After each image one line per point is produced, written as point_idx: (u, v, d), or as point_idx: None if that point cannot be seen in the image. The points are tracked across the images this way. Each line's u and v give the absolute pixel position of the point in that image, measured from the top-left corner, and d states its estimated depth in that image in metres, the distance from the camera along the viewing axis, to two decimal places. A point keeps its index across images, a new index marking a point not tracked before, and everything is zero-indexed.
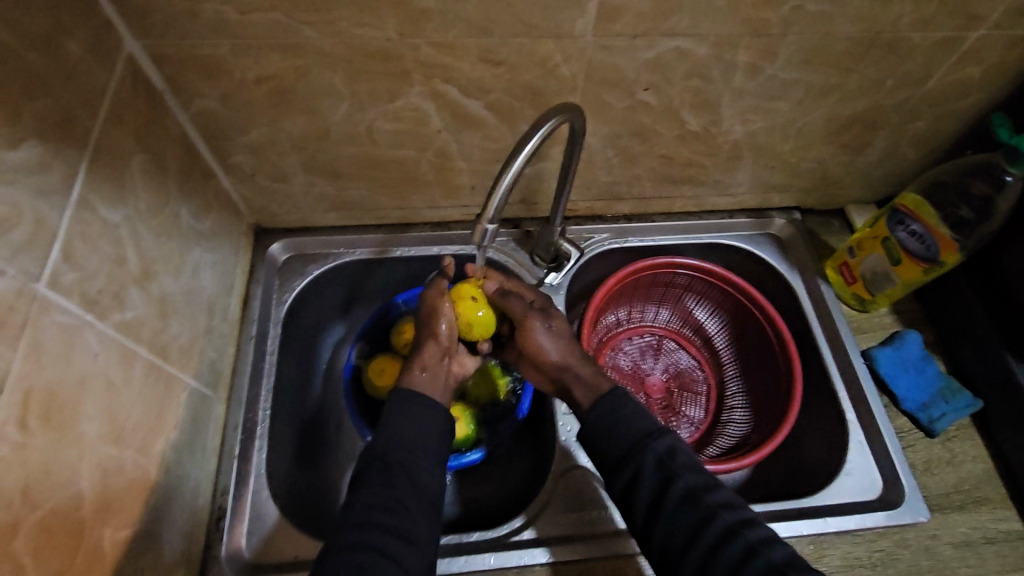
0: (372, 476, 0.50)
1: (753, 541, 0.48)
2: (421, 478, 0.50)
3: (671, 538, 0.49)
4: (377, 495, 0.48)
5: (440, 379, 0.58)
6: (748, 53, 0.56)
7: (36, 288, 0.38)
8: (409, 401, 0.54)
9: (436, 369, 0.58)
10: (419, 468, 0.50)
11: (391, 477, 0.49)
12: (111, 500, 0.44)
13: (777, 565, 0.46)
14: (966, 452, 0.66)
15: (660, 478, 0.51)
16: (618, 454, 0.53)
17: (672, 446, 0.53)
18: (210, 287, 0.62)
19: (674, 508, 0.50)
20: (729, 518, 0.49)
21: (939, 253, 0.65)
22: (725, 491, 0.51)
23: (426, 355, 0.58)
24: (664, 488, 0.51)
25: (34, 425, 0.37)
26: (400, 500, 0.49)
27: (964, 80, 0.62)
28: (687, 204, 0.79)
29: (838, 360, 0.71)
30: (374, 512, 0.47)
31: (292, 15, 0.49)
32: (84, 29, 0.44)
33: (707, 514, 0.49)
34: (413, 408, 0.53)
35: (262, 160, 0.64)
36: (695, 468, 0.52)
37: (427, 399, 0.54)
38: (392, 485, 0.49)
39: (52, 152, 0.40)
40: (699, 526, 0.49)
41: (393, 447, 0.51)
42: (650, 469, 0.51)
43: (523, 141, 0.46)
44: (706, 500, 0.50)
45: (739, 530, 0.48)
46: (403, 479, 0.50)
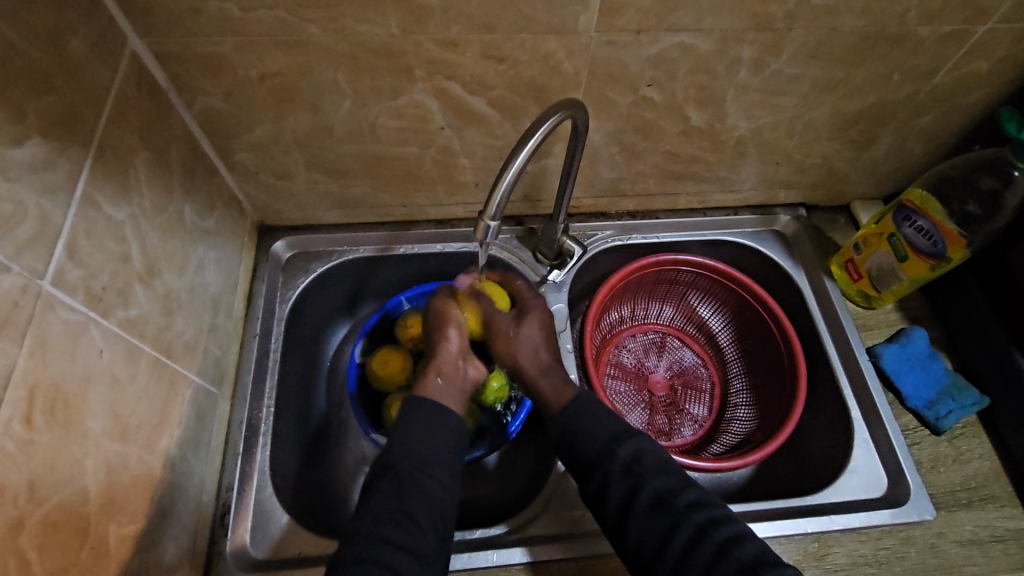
0: (382, 488, 0.49)
1: (721, 540, 0.48)
2: (431, 491, 0.50)
3: (641, 543, 0.49)
4: (386, 508, 0.48)
5: (457, 387, 0.58)
6: (753, 48, 0.56)
7: (41, 285, 0.38)
8: (423, 412, 0.53)
9: (451, 375, 0.58)
10: (430, 480, 0.50)
11: (400, 489, 0.49)
12: (117, 496, 0.44)
13: (747, 566, 0.46)
14: (971, 450, 0.65)
15: (628, 482, 0.51)
16: (585, 465, 0.53)
17: (637, 450, 0.53)
18: (213, 284, 0.62)
19: (644, 513, 0.50)
20: (698, 519, 0.49)
21: (946, 249, 0.64)
22: (693, 492, 0.51)
23: (441, 360, 0.58)
24: (632, 494, 0.51)
25: (39, 421, 0.37)
26: (409, 513, 0.48)
27: (971, 75, 0.62)
28: (691, 200, 0.78)
29: (843, 357, 0.71)
30: (382, 525, 0.47)
31: (295, 12, 0.49)
32: (87, 27, 0.44)
33: (676, 517, 0.49)
34: (424, 419, 0.53)
35: (266, 158, 0.64)
36: (663, 471, 0.52)
37: (438, 410, 0.54)
38: (402, 498, 0.49)
39: (56, 149, 0.40)
40: (669, 529, 0.49)
41: (404, 459, 0.50)
42: (615, 476, 0.52)
43: (526, 137, 0.46)
44: (675, 502, 0.50)
45: (706, 531, 0.48)
46: (413, 492, 0.49)
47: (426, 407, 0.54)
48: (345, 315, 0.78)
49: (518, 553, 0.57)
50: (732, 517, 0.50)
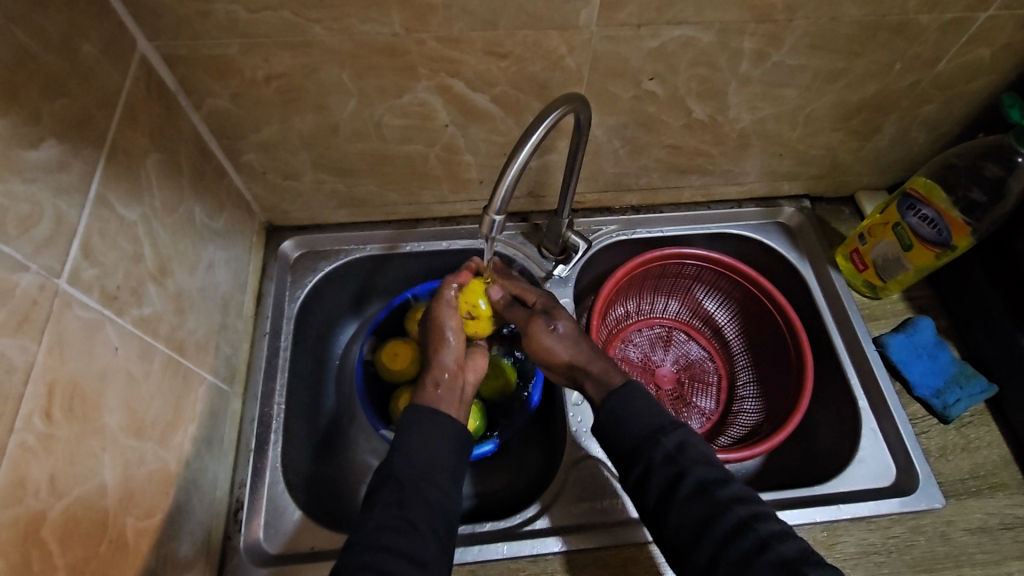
0: (383, 497, 0.49)
1: (763, 534, 0.47)
2: (433, 499, 0.50)
3: (682, 530, 0.50)
4: (388, 516, 0.48)
5: (456, 395, 0.58)
6: (754, 39, 0.56)
7: (58, 284, 0.39)
8: (423, 420, 0.53)
9: (450, 384, 0.58)
10: (431, 489, 0.50)
11: (403, 498, 0.49)
12: (134, 491, 0.45)
13: (787, 559, 0.46)
14: (980, 438, 0.65)
15: (671, 470, 0.51)
16: (629, 452, 0.54)
17: (682, 440, 0.53)
18: (224, 283, 0.63)
19: (685, 502, 0.50)
20: (740, 511, 0.49)
21: (950, 237, 0.64)
22: (736, 484, 0.51)
23: (439, 370, 0.58)
24: (674, 481, 0.51)
25: (59, 417, 0.38)
26: (412, 521, 0.48)
27: (974, 62, 0.62)
28: (695, 194, 0.78)
29: (849, 347, 0.71)
30: (385, 533, 0.47)
31: (301, 13, 0.49)
32: (98, 32, 0.45)
33: (718, 507, 0.49)
34: (424, 427, 0.53)
35: (273, 158, 0.65)
36: (707, 462, 0.52)
37: (437, 416, 0.54)
38: (405, 506, 0.49)
39: (70, 151, 0.41)
40: (710, 518, 0.49)
41: (406, 467, 0.50)
42: (660, 464, 0.52)
43: (529, 132, 0.46)
44: (717, 494, 0.50)
45: (749, 524, 0.48)
46: (415, 500, 0.49)
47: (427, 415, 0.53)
48: (353, 314, 0.78)
49: (528, 545, 0.58)
50: (771, 512, 0.50)
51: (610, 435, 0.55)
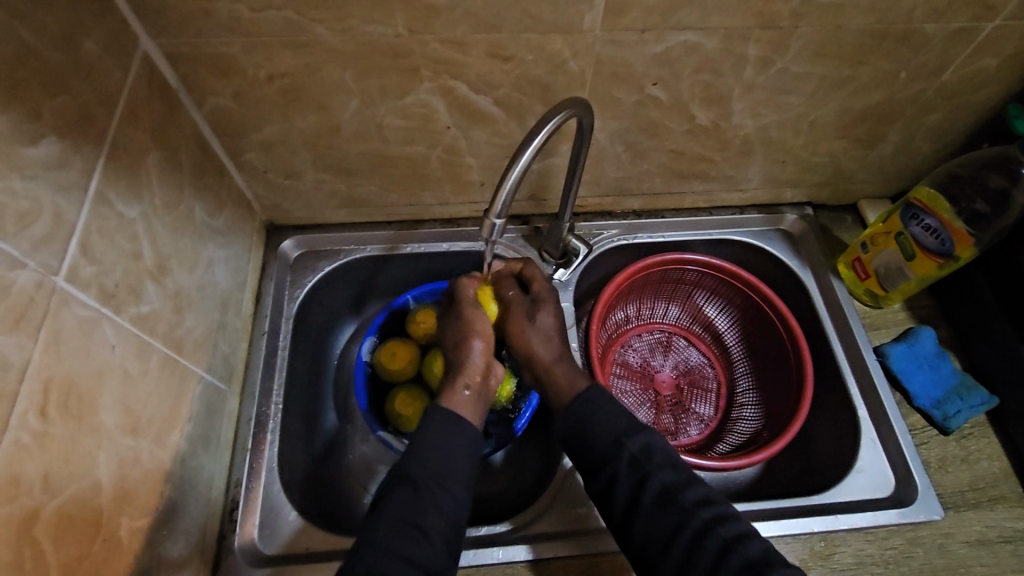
0: (395, 498, 0.49)
1: (727, 538, 0.48)
2: (445, 505, 0.50)
3: (648, 540, 0.50)
4: (397, 519, 0.48)
5: (481, 399, 0.58)
6: (758, 46, 0.56)
7: (55, 281, 0.39)
8: (444, 422, 0.53)
9: (477, 388, 0.58)
10: (443, 494, 0.50)
11: (415, 501, 0.49)
12: (128, 489, 0.45)
13: (752, 562, 0.46)
14: (980, 450, 0.65)
15: (636, 476, 0.51)
16: (593, 463, 0.54)
17: (646, 445, 0.53)
18: (223, 282, 0.63)
19: (651, 508, 0.50)
20: (704, 515, 0.49)
21: (953, 247, 0.64)
22: (700, 488, 0.51)
23: (469, 372, 0.58)
24: (640, 488, 0.51)
25: (54, 414, 0.38)
26: (422, 526, 0.48)
27: (979, 72, 0.61)
28: (697, 200, 0.78)
29: (849, 356, 0.71)
30: (394, 537, 0.47)
31: (304, 13, 0.49)
32: (101, 29, 0.45)
33: (683, 513, 0.49)
34: (444, 429, 0.53)
35: (275, 157, 0.65)
36: (671, 466, 0.52)
37: (459, 422, 0.54)
38: (416, 510, 0.48)
39: (70, 148, 0.41)
40: (676, 525, 0.49)
41: (422, 471, 0.50)
42: (624, 472, 0.52)
43: (530, 136, 0.46)
44: (682, 499, 0.50)
45: (712, 527, 0.48)
46: (427, 504, 0.49)
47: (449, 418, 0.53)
48: (352, 314, 0.78)
49: (522, 551, 0.58)
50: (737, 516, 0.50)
51: (591, 432, 0.54)
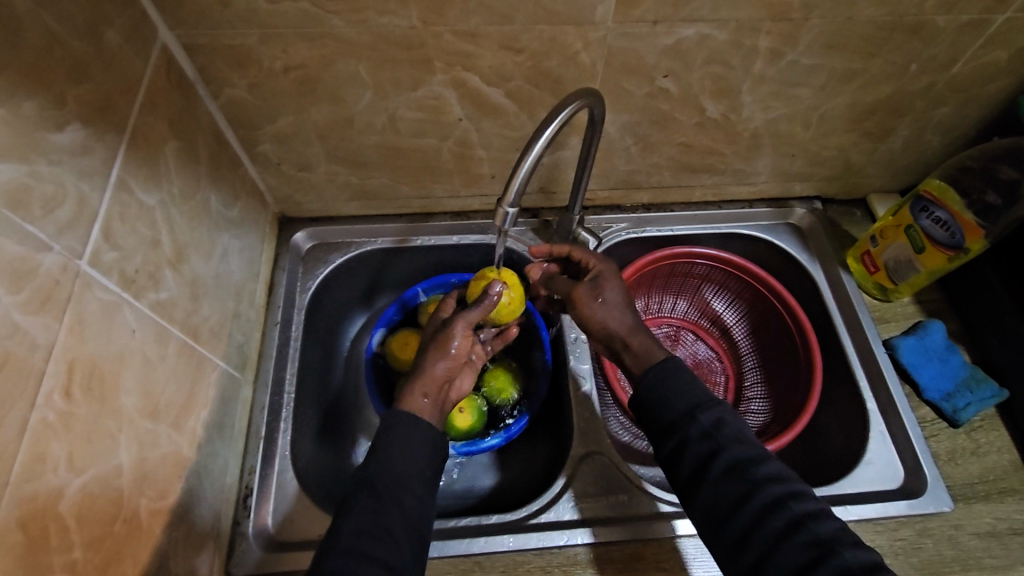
0: (360, 502, 0.47)
1: (796, 514, 0.46)
2: (410, 505, 0.48)
3: (713, 508, 0.49)
4: (366, 522, 0.46)
5: (442, 408, 0.54)
6: (769, 38, 0.57)
7: (79, 265, 0.40)
8: (399, 426, 0.51)
9: (438, 396, 0.54)
10: (409, 495, 0.48)
11: (380, 504, 0.47)
12: (148, 472, 0.45)
13: (819, 538, 0.44)
14: (990, 443, 0.65)
15: (706, 447, 0.50)
16: (661, 430, 0.53)
17: (718, 419, 0.51)
18: (237, 272, 0.63)
19: (718, 478, 0.49)
20: (775, 490, 0.47)
21: (963, 239, 0.64)
22: (774, 464, 0.49)
23: (429, 379, 0.54)
24: (709, 457, 0.49)
25: (78, 395, 0.38)
26: (387, 528, 0.46)
27: (990, 65, 0.62)
28: (706, 193, 0.79)
29: (859, 349, 0.71)
30: (361, 540, 0.45)
31: (320, 4, 0.50)
32: (122, 20, 0.46)
33: (752, 486, 0.48)
34: (407, 432, 0.51)
35: (288, 149, 0.65)
36: (743, 441, 0.50)
37: (422, 425, 0.51)
38: (381, 513, 0.46)
39: (93, 135, 0.42)
40: (742, 498, 0.47)
41: (384, 474, 0.48)
42: (696, 443, 0.50)
43: (543, 126, 0.47)
44: (753, 474, 0.48)
45: (780, 503, 0.46)
46: (392, 507, 0.47)
47: (406, 422, 0.50)
48: (363, 306, 0.79)
49: (534, 538, 0.58)
50: (812, 494, 0.48)
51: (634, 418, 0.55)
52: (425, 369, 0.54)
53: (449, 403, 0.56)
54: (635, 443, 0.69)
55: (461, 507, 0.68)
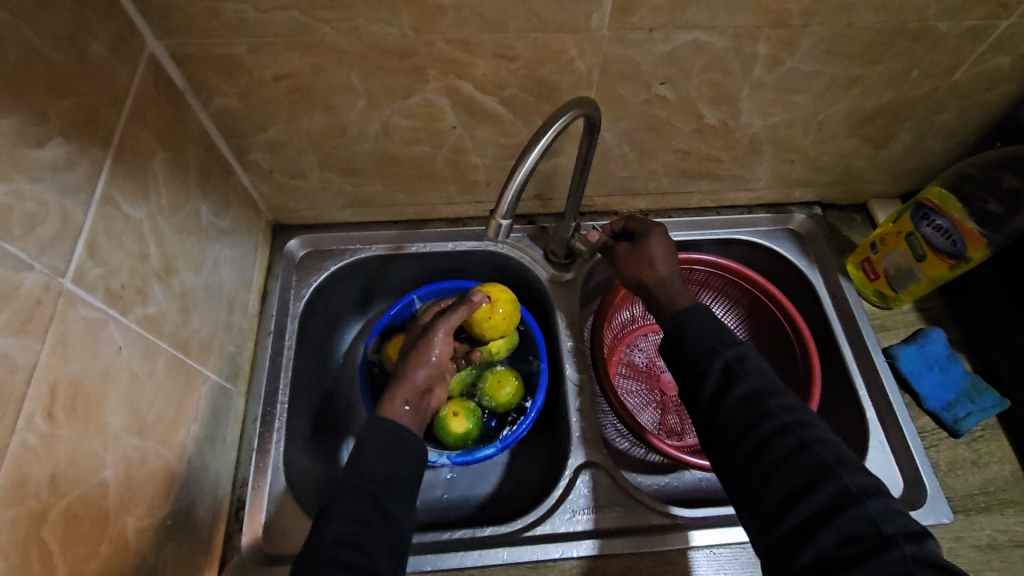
0: (340, 510, 0.46)
1: (804, 439, 0.45)
2: (391, 513, 0.47)
3: (724, 430, 0.48)
4: (347, 530, 0.44)
5: (422, 416, 0.56)
6: (767, 45, 0.56)
7: (62, 283, 0.39)
8: (385, 434, 0.51)
9: (418, 405, 0.56)
10: (390, 502, 0.48)
11: (361, 512, 0.46)
12: (134, 490, 0.45)
13: (824, 463, 0.44)
14: (991, 453, 0.64)
15: (724, 379, 0.49)
16: (682, 367, 0.52)
17: (739, 356, 0.50)
18: (229, 282, 0.63)
19: (734, 405, 0.48)
20: (787, 419, 0.46)
21: (965, 249, 0.63)
22: (789, 396, 0.48)
23: (410, 388, 0.56)
24: (727, 386, 0.49)
25: (61, 416, 0.38)
26: (371, 537, 0.45)
27: (993, 71, 0.61)
28: (705, 199, 0.78)
29: (859, 357, 0.70)
30: (342, 548, 0.43)
31: (309, 13, 0.49)
32: (108, 31, 0.45)
33: (765, 413, 0.47)
34: (385, 439, 0.51)
35: (280, 157, 0.64)
36: (763, 375, 0.49)
37: (401, 433, 0.52)
38: (362, 520, 0.45)
39: (77, 150, 0.41)
40: (755, 423, 0.47)
41: (367, 480, 0.48)
42: (715, 371, 0.50)
43: (537, 135, 0.46)
44: (765, 402, 0.47)
45: (791, 428, 0.46)
46: (373, 514, 0.46)
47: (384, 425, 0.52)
48: (358, 313, 0.79)
49: (528, 551, 0.58)
50: (825, 428, 0.47)
51: None
52: (408, 375, 0.57)
53: (429, 412, 0.58)
54: (631, 450, 0.69)
55: (457, 517, 0.68)
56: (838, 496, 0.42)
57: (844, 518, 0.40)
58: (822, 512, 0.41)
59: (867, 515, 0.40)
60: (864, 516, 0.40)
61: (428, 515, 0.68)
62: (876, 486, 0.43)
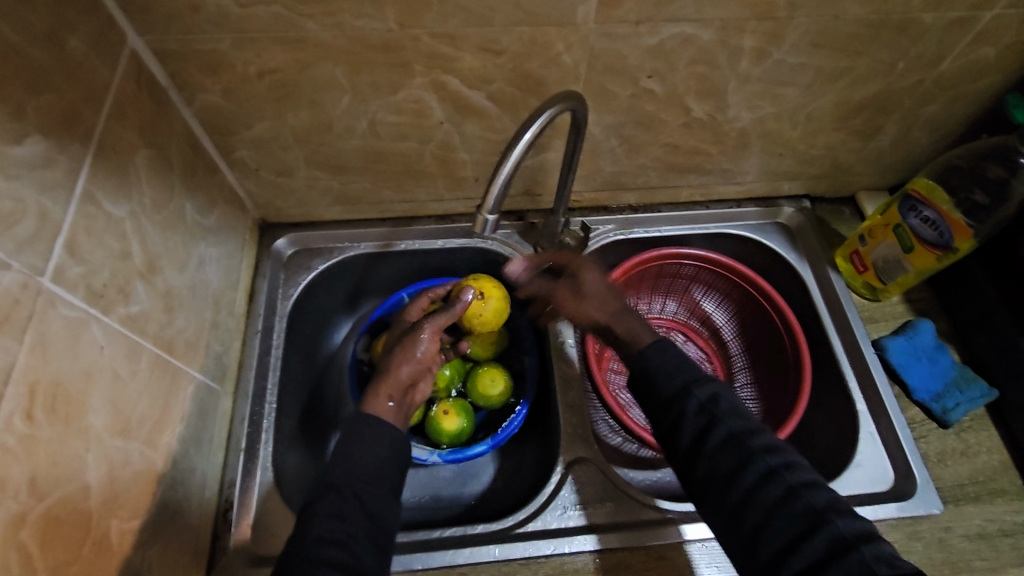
0: (322, 508, 0.45)
1: (790, 482, 0.45)
2: (374, 509, 0.46)
3: (709, 478, 0.47)
4: (327, 529, 0.44)
5: (406, 413, 0.55)
6: (754, 37, 0.55)
7: (41, 282, 0.38)
8: (365, 431, 0.50)
9: (402, 401, 0.55)
10: (373, 500, 0.47)
11: (344, 509, 0.45)
12: (118, 491, 0.44)
13: (813, 507, 0.44)
14: (980, 443, 0.64)
15: (701, 422, 0.49)
16: (656, 405, 0.52)
17: (713, 394, 0.50)
18: (215, 281, 0.62)
19: (715, 451, 0.48)
20: (770, 461, 0.46)
21: (952, 239, 0.63)
22: (770, 435, 0.48)
23: (393, 383, 0.55)
24: (706, 431, 0.49)
25: (40, 417, 0.37)
26: (353, 536, 0.44)
27: (978, 62, 0.61)
28: (694, 193, 0.78)
29: (848, 350, 0.70)
30: (324, 547, 0.43)
31: (292, 7, 0.48)
32: (85, 26, 0.44)
33: (748, 457, 0.47)
34: (369, 435, 0.50)
35: (266, 154, 0.64)
36: (740, 414, 0.49)
37: (385, 428, 0.51)
38: (344, 519, 0.45)
39: (55, 147, 0.40)
40: (738, 468, 0.46)
41: (349, 478, 0.47)
42: (692, 412, 0.50)
43: (523, 129, 0.45)
44: (746, 444, 0.47)
45: (777, 472, 0.46)
46: (355, 512, 0.46)
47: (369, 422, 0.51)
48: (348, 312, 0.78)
49: (519, 548, 0.58)
50: (808, 466, 0.47)
51: (642, 391, 0.53)
52: (392, 369, 0.56)
53: (413, 408, 0.56)
54: (624, 446, 0.69)
55: (449, 515, 0.68)
56: (832, 543, 0.41)
57: (842, 566, 0.40)
58: (819, 560, 0.41)
59: (862, 560, 0.40)
60: (860, 562, 0.40)
61: (420, 514, 0.68)
62: (867, 528, 0.43)
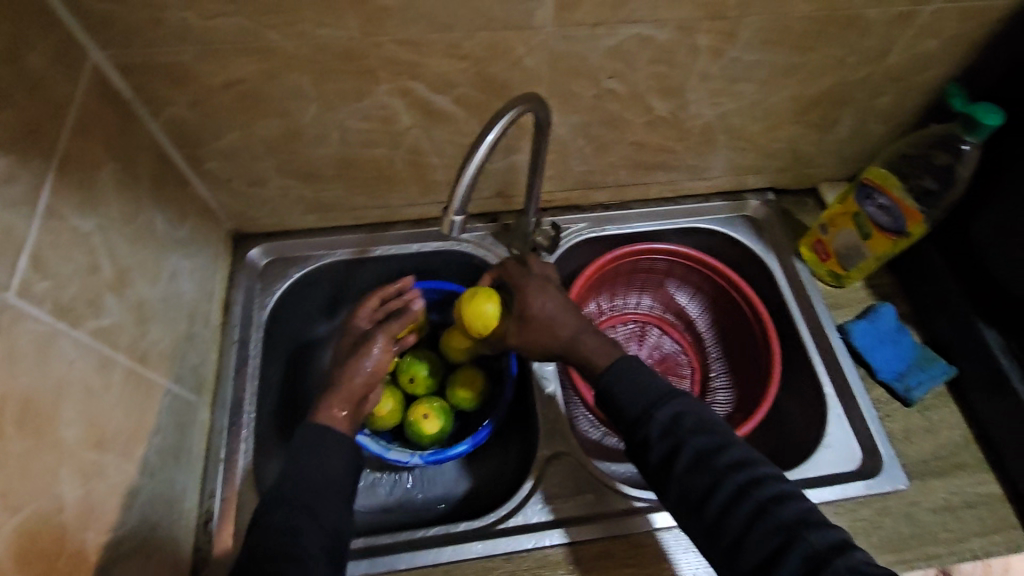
0: (275, 521, 0.46)
1: (761, 500, 0.47)
2: (330, 521, 0.47)
3: (685, 500, 0.49)
4: (278, 543, 0.44)
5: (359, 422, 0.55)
6: (708, 36, 0.57)
7: (6, 297, 0.38)
8: (319, 445, 0.51)
9: (355, 411, 0.55)
10: (326, 509, 0.48)
11: (297, 523, 0.46)
12: (94, 504, 0.44)
13: (785, 523, 0.45)
14: (942, 419, 0.67)
15: (668, 443, 0.50)
16: (624, 426, 0.53)
17: (676, 412, 0.52)
18: (189, 293, 0.62)
19: (684, 473, 0.49)
20: (738, 478, 0.48)
21: (906, 225, 0.66)
22: (737, 450, 0.50)
23: (347, 394, 0.55)
24: (674, 453, 0.50)
25: (10, 431, 0.37)
26: (308, 550, 0.45)
27: (923, 54, 0.64)
28: (663, 189, 0.80)
29: (815, 335, 0.72)
30: (277, 563, 0.43)
31: (254, 18, 0.49)
32: (45, 42, 0.44)
33: (717, 477, 0.48)
34: (320, 449, 0.50)
35: (236, 165, 0.64)
36: (705, 431, 0.50)
37: (335, 440, 0.51)
38: (298, 531, 0.45)
39: (18, 162, 0.41)
40: (709, 489, 0.48)
41: (300, 490, 0.48)
42: (655, 434, 0.51)
43: (485, 131, 0.46)
44: (713, 464, 0.49)
45: (747, 490, 0.47)
46: (309, 526, 0.46)
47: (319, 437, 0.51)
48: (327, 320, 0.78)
49: (502, 543, 0.58)
50: (776, 476, 0.49)
51: (615, 407, 0.54)
52: (344, 379, 0.55)
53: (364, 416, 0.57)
54: (604, 440, 0.71)
55: (434, 517, 0.68)
56: (805, 559, 0.43)
57: None
58: None
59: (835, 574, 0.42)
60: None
61: (404, 517, 0.68)
62: (837, 536, 0.44)
